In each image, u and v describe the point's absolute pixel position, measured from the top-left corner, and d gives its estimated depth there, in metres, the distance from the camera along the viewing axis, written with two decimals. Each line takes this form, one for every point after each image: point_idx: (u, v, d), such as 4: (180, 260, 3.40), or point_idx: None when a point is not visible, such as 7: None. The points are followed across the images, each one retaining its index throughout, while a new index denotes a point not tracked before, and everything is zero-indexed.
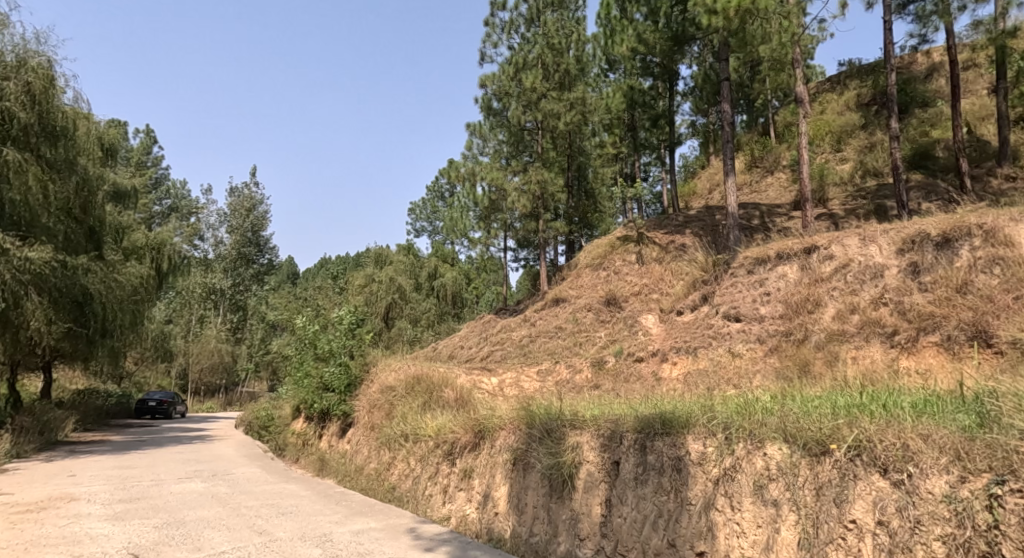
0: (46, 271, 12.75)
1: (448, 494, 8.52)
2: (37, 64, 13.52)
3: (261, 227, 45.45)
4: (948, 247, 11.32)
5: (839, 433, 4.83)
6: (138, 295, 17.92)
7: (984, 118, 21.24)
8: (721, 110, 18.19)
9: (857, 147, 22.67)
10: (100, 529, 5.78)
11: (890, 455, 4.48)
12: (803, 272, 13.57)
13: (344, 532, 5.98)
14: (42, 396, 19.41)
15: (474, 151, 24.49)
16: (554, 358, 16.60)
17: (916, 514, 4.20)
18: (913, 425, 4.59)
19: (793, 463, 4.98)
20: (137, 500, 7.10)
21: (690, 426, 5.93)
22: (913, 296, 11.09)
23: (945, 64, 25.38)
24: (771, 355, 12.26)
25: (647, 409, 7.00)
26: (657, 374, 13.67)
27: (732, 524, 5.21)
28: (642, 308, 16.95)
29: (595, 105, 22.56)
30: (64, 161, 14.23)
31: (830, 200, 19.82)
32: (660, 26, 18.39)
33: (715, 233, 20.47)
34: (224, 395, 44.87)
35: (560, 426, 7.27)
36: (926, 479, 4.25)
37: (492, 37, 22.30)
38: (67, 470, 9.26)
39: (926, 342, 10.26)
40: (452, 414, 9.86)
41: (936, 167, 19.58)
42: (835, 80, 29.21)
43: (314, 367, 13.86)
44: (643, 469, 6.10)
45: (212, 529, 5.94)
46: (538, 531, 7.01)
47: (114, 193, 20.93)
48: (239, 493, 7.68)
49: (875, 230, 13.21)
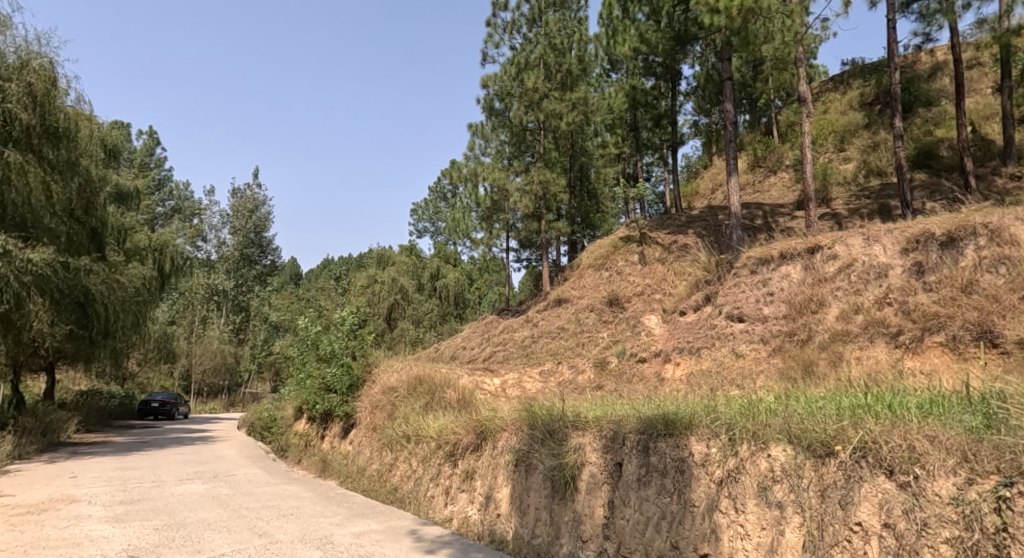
0: (49, 272, 12.77)
1: (450, 496, 8.48)
2: (39, 66, 13.52)
3: (264, 228, 45.47)
4: (952, 247, 11.26)
5: (844, 434, 4.78)
6: (140, 296, 17.94)
7: (988, 117, 21.15)
8: (723, 110, 18.14)
9: (860, 147, 22.59)
10: (100, 531, 5.76)
11: (896, 457, 4.42)
12: (807, 272, 13.51)
13: (345, 534, 5.95)
14: (45, 397, 19.44)
15: (476, 151, 24.47)
16: (556, 359, 16.56)
17: (923, 517, 4.15)
18: (919, 425, 4.55)
19: (797, 464, 4.93)
20: (138, 501, 7.08)
21: (693, 428, 5.88)
22: (918, 296, 11.03)
23: (949, 64, 25.28)
24: (774, 355, 12.20)
25: (649, 410, 6.96)
26: (661, 374, 13.62)
27: (735, 526, 5.16)
28: (644, 308, 16.91)
29: (597, 105, 22.51)
30: (66, 162, 14.23)
31: (834, 199, 19.74)
32: (662, 26, 18.36)
33: (718, 233, 20.41)
34: (227, 396, 44.91)
35: (563, 427, 7.23)
36: (933, 481, 4.20)
37: (494, 38, 22.31)
38: (69, 471, 9.25)
39: (930, 343, 10.20)
40: (454, 415, 9.83)
41: (940, 167, 19.50)
42: (838, 79, 29.13)
43: (316, 368, 13.84)
44: (645, 471, 6.05)
45: (213, 531, 5.91)
46: (540, 533, 6.97)
47: (117, 195, 20.95)
48: (241, 495, 7.66)
49: (879, 230, 13.14)
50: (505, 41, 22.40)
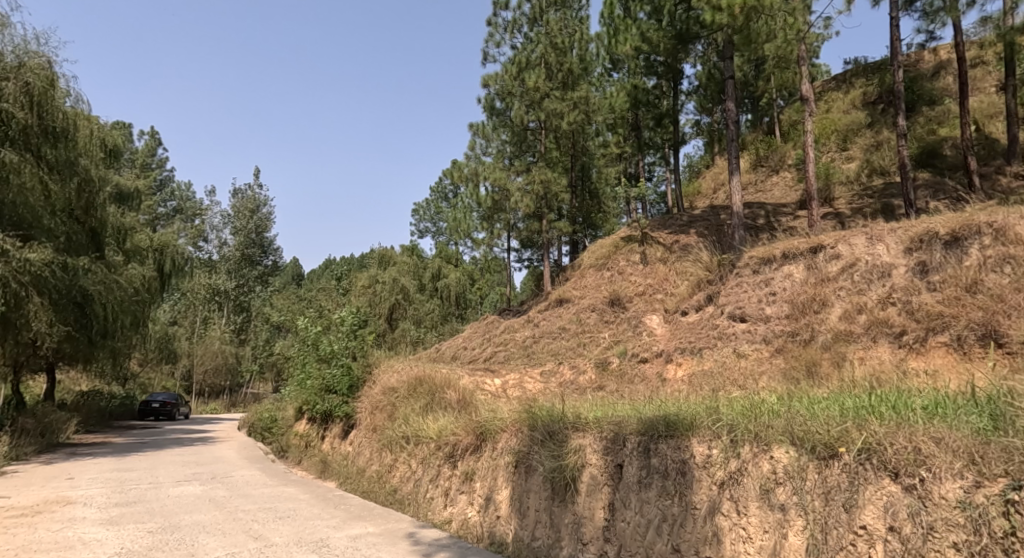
0: (46, 272, 12.71)
1: (449, 497, 8.42)
2: (37, 65, 13.47)
3: (265, 228, 45.38)
4: (957, 246, 11.16)
5: (848, 436, 4.70)
6: (140, 296, 17.90)
7: (992, 115, 21.03)
8: (725, 109, 18.03)
9: (863, 146, 22.49)
10: (94, 534, 5.70)
11: (901, 459, 4.34)
12: (810, 272, 13.41)
13: (342, 537, 5.88)
14: (45, 397, 19.39)
15: (477, 151, 24.38)
16: (557, 359, 16.49)
17: (930, 520, 4.06)
18: (924, 426, 4.47)
19: (800, 467, 4.85)
20: (133, 503, 7.02)
21: (694, 429, 5.80)
22: (922, 296, 10.93)
23: (952, 62, 25.16)
24: (777, 356, 12.11)
25: (651, 410, 6.89)
26: (662, 374, 13.54)
27: (737, 530, 5.08)
28: (646, 308, 16.81)
29: (598, 105, 22.37)
30: (65, 162, 14.18)
31: (837, 199, 19.64)
32: (664, 24, 18.19)
33: (720, 233, 20.30)
34: (229, 396, 44.89)
35: (563, 429, 7.14)
36: (939, 484, 4.12)
37: (494, 37, 22.29)
38: (66, 472, 9.20)
39: (934, 343, 10.11)
40: (454, 416, 9.76)
41: (943, 166, 19.40)
42: (841, 79, 29.01)
43: (316, 368, 13.78)
44: (646, 473, 5.98)
45: (209, 533, 5.85)
46: (540, 535, 6.90)
47: (117, 195, 20.89)
48: (238, 496, 7.59)
49: (882, 230, 13.04)
50: (505, 41, 22.38)
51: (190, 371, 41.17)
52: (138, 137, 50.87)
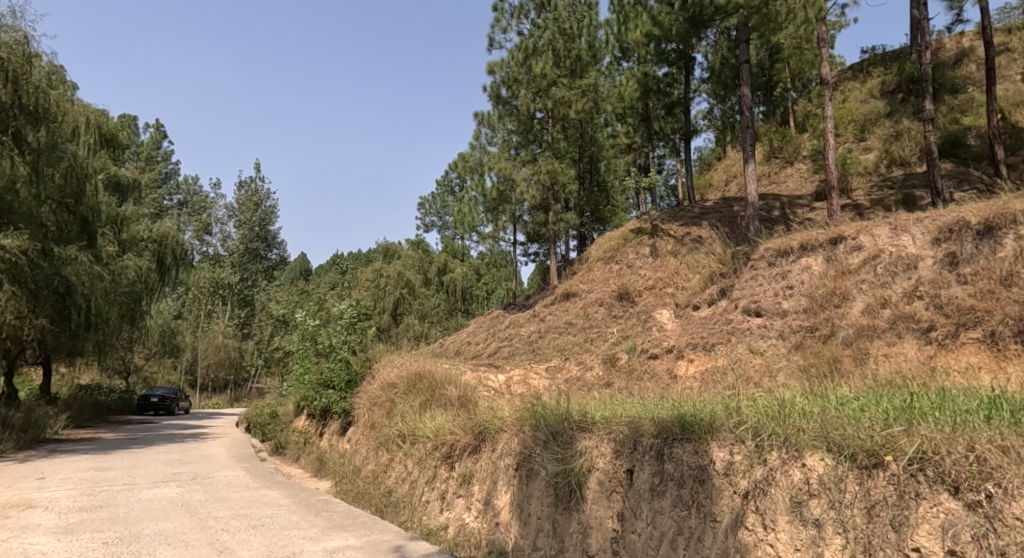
0: (22, 261, 12.17)
1: (446, 502, 7.83)
2: (12, 40, 12.82)
3: (271, 222, 44.85)
4: (990, 236, 10.40)
5: (895, 442, 4.08)
6: (132, 288, 17.49)
7: (1019, 104, 20.14)
8: (740, 95, 17.10)
9: (882, 136, 21.67)
10: (40, 546, 5.15)
11: (963, 471, 3.75)
12: (829, 264, 12.70)
13: (318, 551, 5.30)
14: (39, 390, 18.83)
15: (482, 141, 23.76)
16: (564, 355, 15.93)
17: (1000, 545, 3.49)
18: (988, 432, 3.88)
19: (838, 476, 4.22)
20: (97, 508, 6.48)
21: (713, 431, 5.16)
22: (951, 288, 10.27)
23: (976, 49, 24.23)
24: (794, 352, 11.41)
25: (664, 410, 6.27)
26: (673, 371, 12.91)
27: (764, 546, 4.46)
28: (656, 302, 16.19)
29: (608, 93, 21.84)
30: (47, 145, 13.61)
31: (854, 190, 18.92)
32: (675, 8, 17.47)
33: (732, 225, 19.57)
34: (234, 391, 45.08)
35: (568, 429, 6.54)
36: (1011, 502, 3.53)
37: (500, 22, 21.59)
38: (37, 471, 8.66)
39: (966, 339, 9.44)
40: (453, 414, 9.13)
41: (967, 155, 18.61)
42: (858, 67, 28.12)
43: (314, 362, 13.20)
44: (660, 479, 5.37)
45: (169, 545, 5.29)
46: (542, 545, 6.31)
47: (113, 184, 20.25)
48: (213, 501, 7.03)
49: (908, 219, 12.38)
50: (512, 27, 21.66)
51: (193, 362, 41.30)
52: (145, 131, 50.87)
